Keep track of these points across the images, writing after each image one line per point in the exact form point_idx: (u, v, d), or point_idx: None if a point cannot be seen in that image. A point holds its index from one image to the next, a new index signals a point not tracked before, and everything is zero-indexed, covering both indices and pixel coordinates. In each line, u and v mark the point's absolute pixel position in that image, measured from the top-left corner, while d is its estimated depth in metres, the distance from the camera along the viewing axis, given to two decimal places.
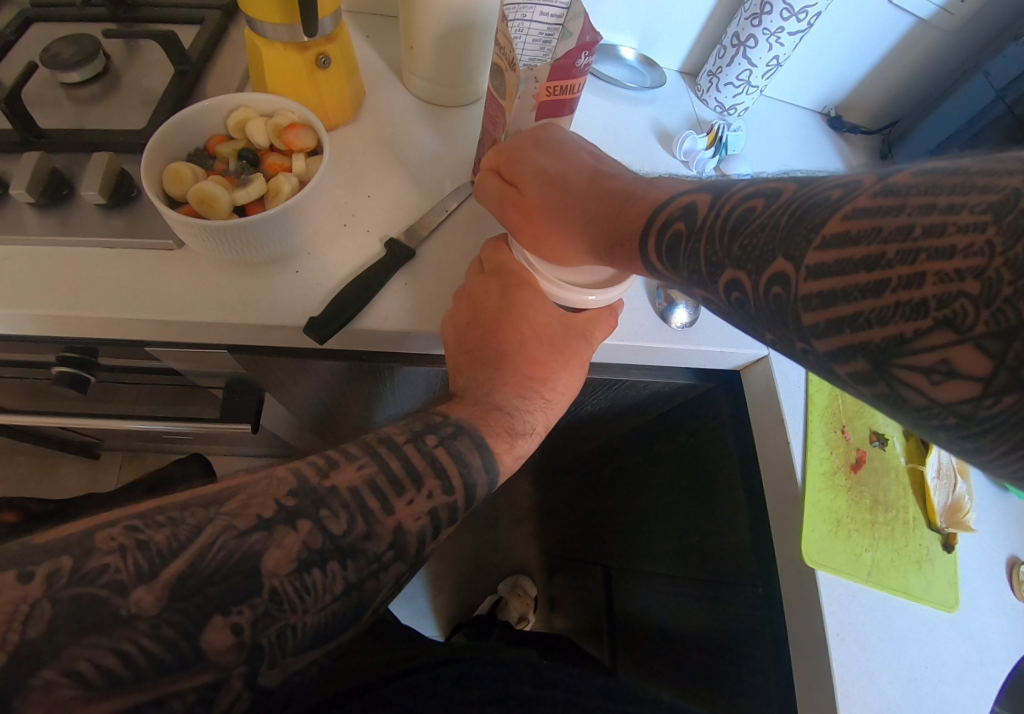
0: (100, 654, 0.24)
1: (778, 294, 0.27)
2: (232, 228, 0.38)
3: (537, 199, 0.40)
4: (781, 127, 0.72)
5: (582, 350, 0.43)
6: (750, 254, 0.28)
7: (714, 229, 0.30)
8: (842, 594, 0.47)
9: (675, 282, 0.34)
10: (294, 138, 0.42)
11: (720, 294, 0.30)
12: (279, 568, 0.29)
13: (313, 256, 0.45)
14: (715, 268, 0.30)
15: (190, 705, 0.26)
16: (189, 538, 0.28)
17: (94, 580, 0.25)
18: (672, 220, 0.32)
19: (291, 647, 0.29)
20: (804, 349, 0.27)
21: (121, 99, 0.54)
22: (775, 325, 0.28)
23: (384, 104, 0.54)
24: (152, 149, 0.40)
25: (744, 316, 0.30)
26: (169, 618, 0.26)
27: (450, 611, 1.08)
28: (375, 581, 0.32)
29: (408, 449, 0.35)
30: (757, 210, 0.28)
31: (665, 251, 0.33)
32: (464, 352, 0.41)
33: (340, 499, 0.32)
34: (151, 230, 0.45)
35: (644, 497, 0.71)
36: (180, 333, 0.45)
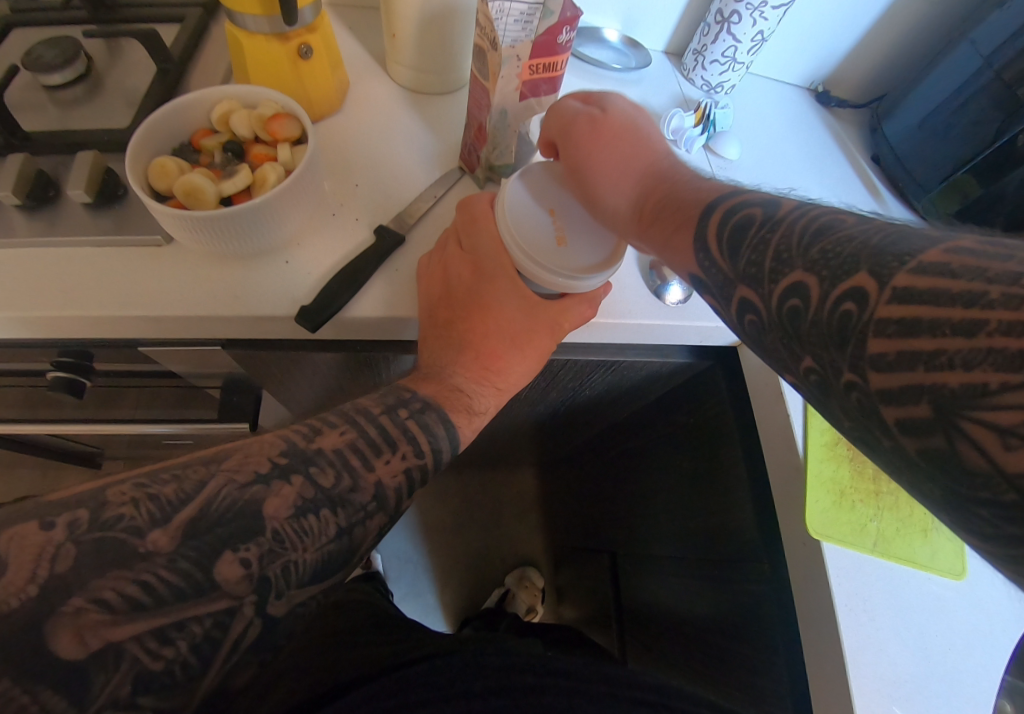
0: (122, 584, 0.26)
1: (848, 310, 0.24)
2: (222, 217, 0.38)
3: (610, 131, 0.42)
4: (769, 103, 0.71)
5: (547, 342, 0.43)
6: (829, 262, 0.26)
7: (793, 233, 0.28)
8: (849, 565, 0.46)
9: (725, 277, 0.31)
10: (280, 127, 0.41)
11: (772, 300, 0.28)
12: (279, 514, 0.31)
13: (302, 247, 0.44)
14: (784, 265, 0.28)
15: (208, 629, 0.27)
16: (195, 490, 0.29)
17: (112, 526, 0.26)
18: (744, 207, 0.31)
19: (295, 579, 0.31)
20: (848, 383, 0.25)
21: (105, 100, 0.54)
22: (820, 347, 0.26)
23: (369, 94, 0.54)
24: (136, 143, 0.40)
25: (792, 333, 0.27)
26: (185, 553, 0.27)
27: (458, 606, 1.08)
28: (362, 529, 0.34)
29: (382, 420, 0.37)
30: (843, 224, 0.27)
31: (728, 234, 0.31)
32: (435, 328, 0.42)
33: (326, 457, 0.34)
34: (141, 227, 0.44)
35: (646, 480, 0.70)
36: (172, 329, 0.44)
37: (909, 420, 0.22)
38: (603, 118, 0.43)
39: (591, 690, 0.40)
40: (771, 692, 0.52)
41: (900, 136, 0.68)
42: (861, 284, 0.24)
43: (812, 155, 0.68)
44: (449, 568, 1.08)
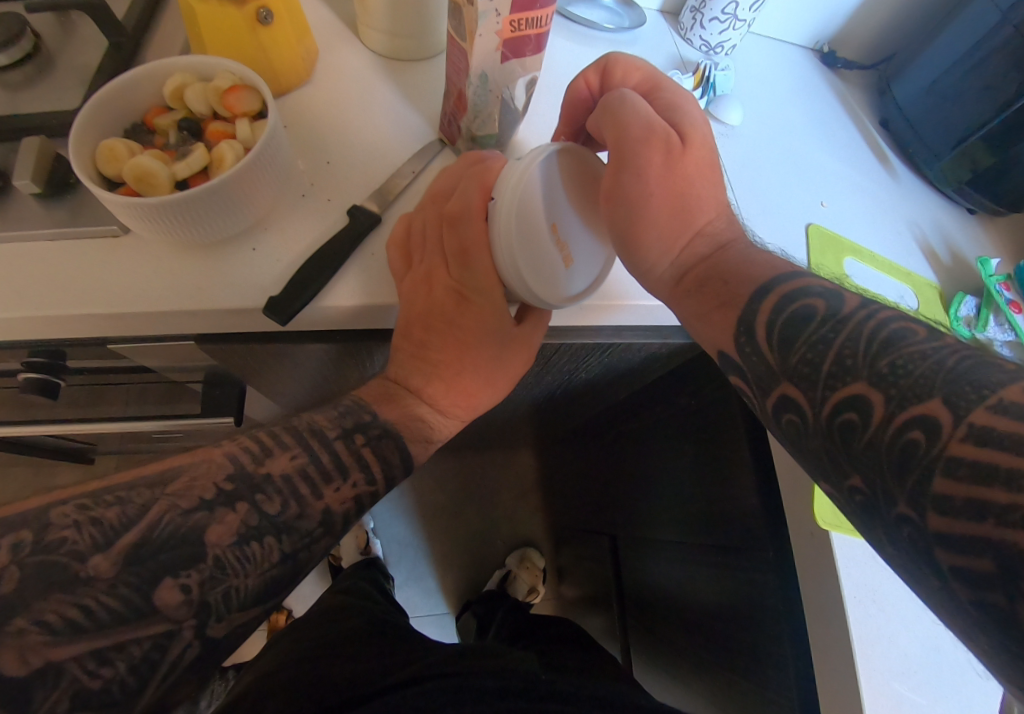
0: (64, 607, 0.26)
1: (916, 439, 0.25)
2: (181, 202, 0.35)
3: (684, 167, 0.37)
4: (772, 64, 0.67)
5: (511, 371, 0.42)
6: (897, 379, 0.27)
7: (860, 335, 0.29)
8: (858, 554, 0.44)
9: (772, 368, 0.32)
10: (236, 101, 0.38)
11: (823, 409, 0.29)
12: (222, 540, 0.31)
13: (270, 231, 0.41)
14: (846, 372, 0.29)
15: (145, 652, 0.28)
16: (138, 515, 0.29)
17: (55, 549, 0.27)
18: (809, 298, 0.32)
19: (236, 603, 0.31)
20: (900, 517, 0.25)
21: (58, 80, 0.49)
22: (874, 471, 0.26)
23: (341, 62, 0.49)
24: (81, 124, 0.37)
25: (842, 447, 0.28)
26: (125, 579, 0.28)
27: (460, 589, 1.07)
28: (307, 553, 0.34)
29: (336, 445, 0.36)
30: (912, 336, 0.28)
31: (785, 325, 0.32)
32: (408, 346, 0.40)
33: (275, 485, 0.34)
34: (97, 216, 0.41)
35: (646, 464, 0.68)
36: (137, 326, 0.41)
37: (968, 569, 0.23)
38: (682, 145, 0.37)
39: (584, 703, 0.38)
40: (776, 682, 0.51)
41: (910, 98, 0.64)
42: (930, 415, 0.25)
43: (819, 120, 0.64)
44: (450, 554, 1.07)
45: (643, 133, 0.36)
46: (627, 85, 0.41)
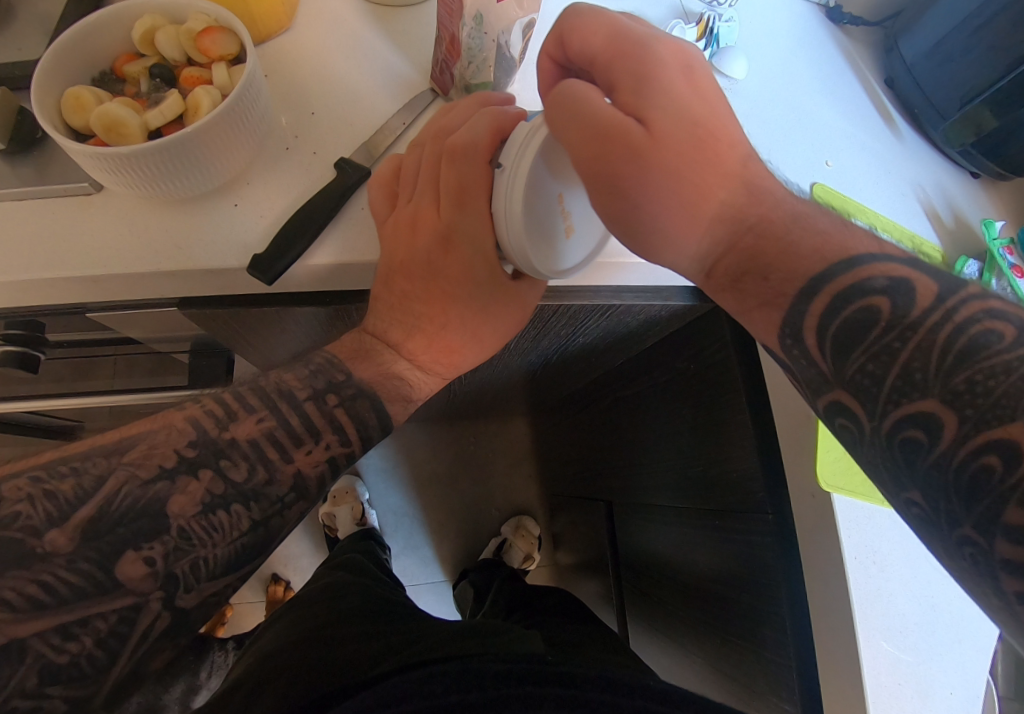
0: (23, 584, 0.26)
1: (989, 465, 0.24)
2: (153, 150, 0.32)
3: (665, 154, 0.32)
4: (777, 16, 0.64)
5: (503, 328, 0.40)
6: (975, 396, 0.25)
7: (931, 347, 0.27)
8: (860, 516, 0.44)
9: (825, 375, 0.31)
10: (212, 44, 0.35)
11: (883, 420, 0.28)
12: (185, 511, 0.30)
13: (252, 187, 0.39)
14: (913, 387, 0.27)
15: (113, 625, 0.28)
16: (94, 487, 0.29)
17: (7, 525, 0.27)
18: (873, 291, 0.29)
19: (205, 574, 0.30)
20: (962, 536, 0.25)
21: (18, 29, 0.46)
22: (940, 491, 0.26)
23: (322, 5, 0.46)
24: (44, 70, 0.34)
25: (902, 462, 0.27)
26: (84, 554, 0.27)
27: (456, 559, 1.07)
28: (279, 519, 0.33)
29: (307, 406, 0.35)
30: (996, 343, 0.25)
31: (843, 332, 0.29)
32: (388, 295, 0.37)
33: (240, 450, 0.32)
34: (66, 173, 0.39)
35: (643, 429, 0.67)
36: (114, 289, 0.39)
37: None
38: (650, 132, 0.32)
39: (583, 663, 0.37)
40: (773, 641, 0.51)
41: (914, 56, 0.62)
42: (1011, 439, 0.24)
43: (823, 75, 0.62)
44: (446, 525, 1.07)
45: (598, 139, 0.31)
46: (588, 49, 0.33)
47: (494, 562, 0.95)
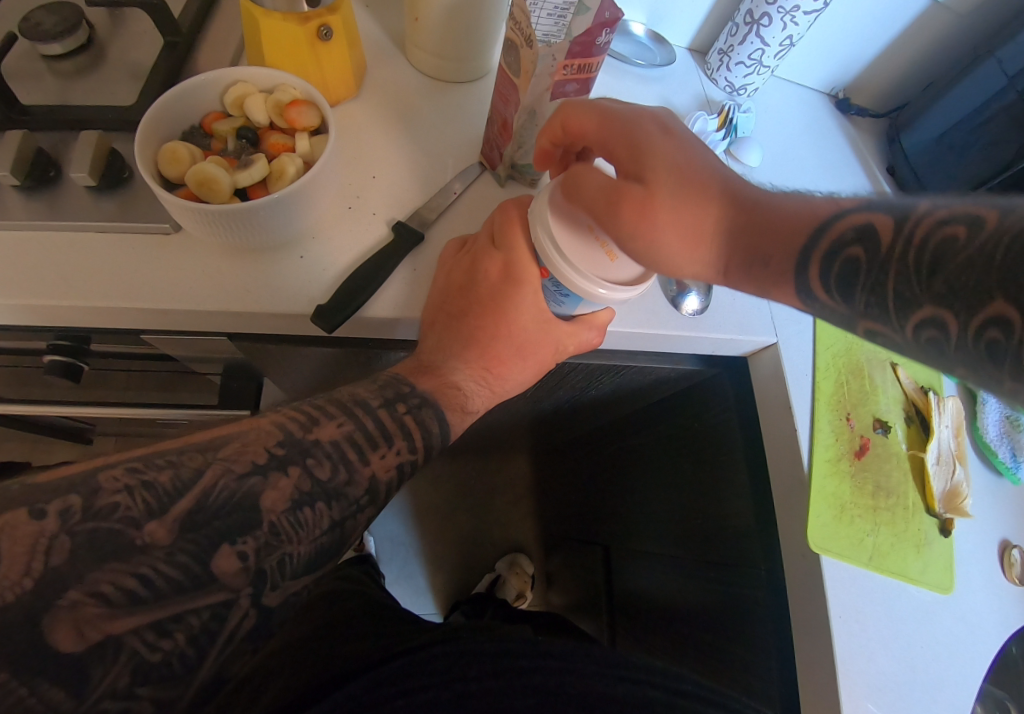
0: (120, 577, 0.25)
1: (994, 338, 0.25)
2: (243, 210, 0.37)
3: (670, 203, 0.33)
4: (790, 107, 0.70)
5: (546, 354, 0.43)
6: (957, 290, 0.26)
7: (907, 257, 0.28)
8: (845, 577, 0.47)
9: (846, 313, 0.33)
10: (298, 115, 0.40)
11: (907, 327, 0.29)
12: (276, 507, 0.31)
13: (317, 241, 0.43)
14: (909, 302, 0.29)
15: (205, 622, 0.27)
16: (192, 479, 0.29)
17: (108, 516, 0.26)
18: (845, 243, 0.31)
19: (290, 571, 0.30)
20: (1011, 390, 0.26)
21: (106, 73, 0.50)
22: (972, 366, 0.27)
23: (387, 79, 0.51)
24: (146, 126, 0.38)
25: (936, 356, 0.29)
26: (182, 547, 0.27)
27: (448, 589, 1.09)
28: (353, 521, 0.34)
29: (380, 413, 0.37)
30: (959, 241, 0.26)
31: (835, 280, 0.32)
32: (443, 316, 0.42)
33: (323, 449, 0.34)
34: (148, 214, 0.43)
35: (642, 479, 0.71)
36: (179, 321, 0.43)
37: None
38: (657, 194, 0.33)
39: (590, 674, 0.40)
40: (761, 691, 0.53)
41: (917, 149, 0.68)
42: (1002, 313, 0.25)
43: (830, 162, 0.67)
44: (440, 553, 1.09)
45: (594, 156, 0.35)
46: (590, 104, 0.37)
47: (488, 595, 0.97)
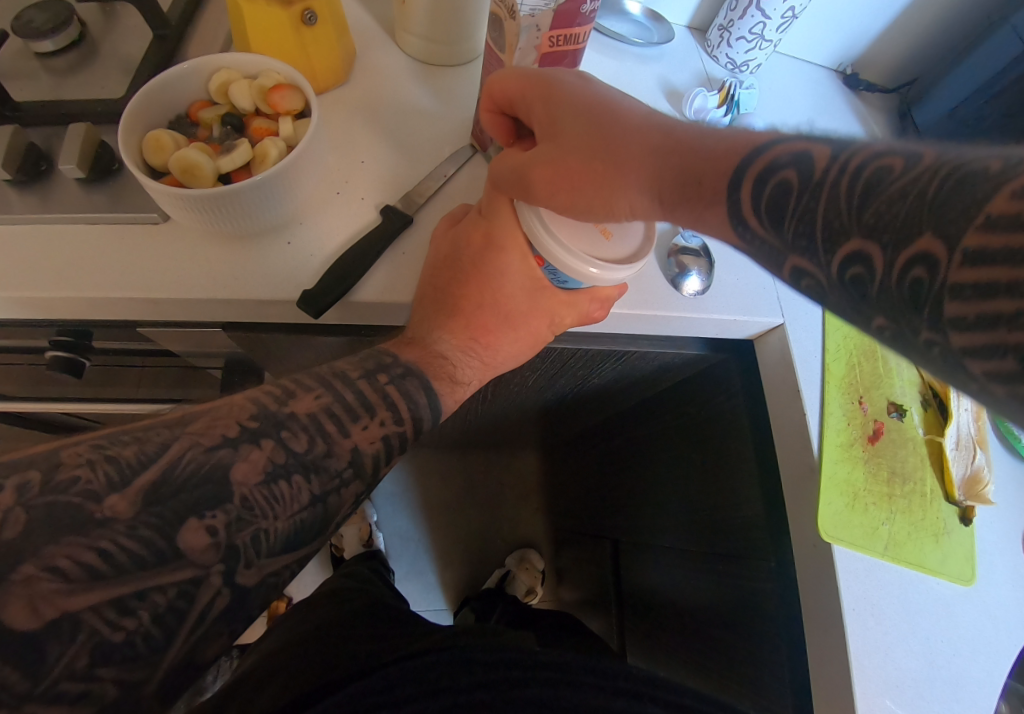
0: (78, 551, 0.25)
1: (919, 277, 0.22)
2: (225, 194, 0.36)
3: (571, 155, 0.34)
4: (797, 84, 0.68)
5: (536, 325, 0.43)
6: (887, 223, 0.23)
7: (839, 187, 0.25)
8: (859, 568, 0.45)
9: (775, 247, 0.28)
10: (281, 99, 0.39)
11: (829, 267, 0.25)
12: (248, 479, 0.30)
13: (305, 226, 0.43)
14: (839, 233, 0.25)
15: (172, 600, 0.26)
16: (157, 452, 0.28)
17: (66, 490, 0.25)
18: (778, 168, 0.27)
19: (266, 548, 0.30)
20: (928, 341, 0.22)
21: (98, 68, 0.50)
22: (893, 311, 0.23)
23: (377, 65, 0.51)
24: (129, 115, 0.38)
25: (857, 299, 0.25)
26: (146, 520, 0.26)
27: (458, 586, 1.08)
28: (337, 497, 0.34)
29: (360, 384, 0.36)
30: (894, 171, 0.23)
31: (767, 205, 0.27)
32: (430, 288, 0.40)
33: (299, 422, 0.33)
34: (135, 204, 0.43)
35: (650, 469, 0.69)
36: (169, 311, 0.43)
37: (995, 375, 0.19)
38: (555, 150, 0.35)
39: None
40: (772, 688, 0.51)
41: (930, 123, 0.66)
42: (930, 247, 0.21)
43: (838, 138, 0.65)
44: (451, 549, 1.08)
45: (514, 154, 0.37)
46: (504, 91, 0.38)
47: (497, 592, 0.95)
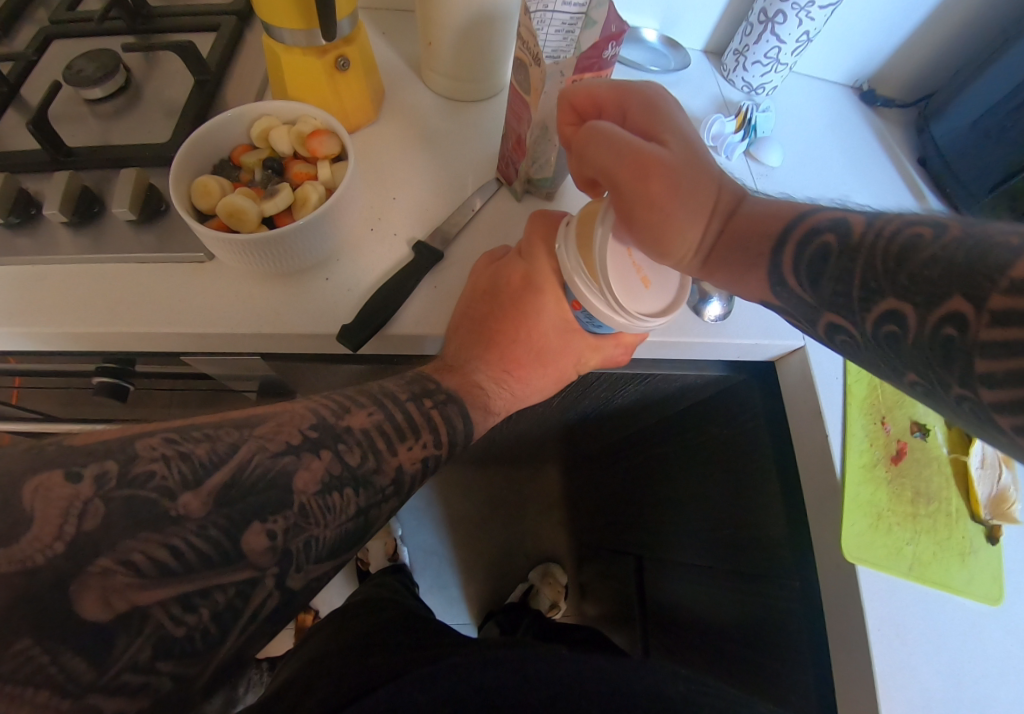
0: (152, 547, 0.26)
1: (950, 334, 0.24)
2: (270, 239, 0.39)
3: (688, 167, 0.34)
4: (812, 104, 0.68)
5: (566, 363, 0.44)
6: (921, 286, 0.26)
7: (875, 253, 0.28)
8: (883, 589, 0.45)
9: (808, 303, 0.32)
10: (320, 145, 0.41)
11: (865, 322, 0.29)
12: (308, 488, 0.31)
13: (344, 262, 0.45)
14: (873, 293, 0.28)
15: (230, 599, 0.28)
16: (227, 453, 0.30)
17: (143, 484, 0.27)
18: (818, 232, 0.31)
19: (314, 554, 0.31)
20: (959, 396, 0.25)
21: (144, 112, 0.53)
22: (923, 364, 0.26)
23: (404, 103, 0.53)
24: (180, 163, 0.41)
25: (888, 353, 0.28)
26: (215, 521, 0.28)
27: (481, 599, 1.09)
28: (378, 510, 0.35)
29: (409, 405, 0.38)
30: (925, 239, 0.26)
31: (808, 265, 0.31)
32: (468, 322, 0.42)
33: (354, 436, 0.35)
34: (184, 244, 0.45)
35: (672, 488, 0.70)
36: (213, 344, 0.45)
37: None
38: (666, 163, 0.34)
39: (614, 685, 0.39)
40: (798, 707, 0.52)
41: (947, 138, 0.65)
42: (958, 306, 0.24)
43: (855, 156, 0.66)
44: (474, 563, 1.10)
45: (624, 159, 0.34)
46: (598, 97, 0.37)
47: (519, 606, 0.96)
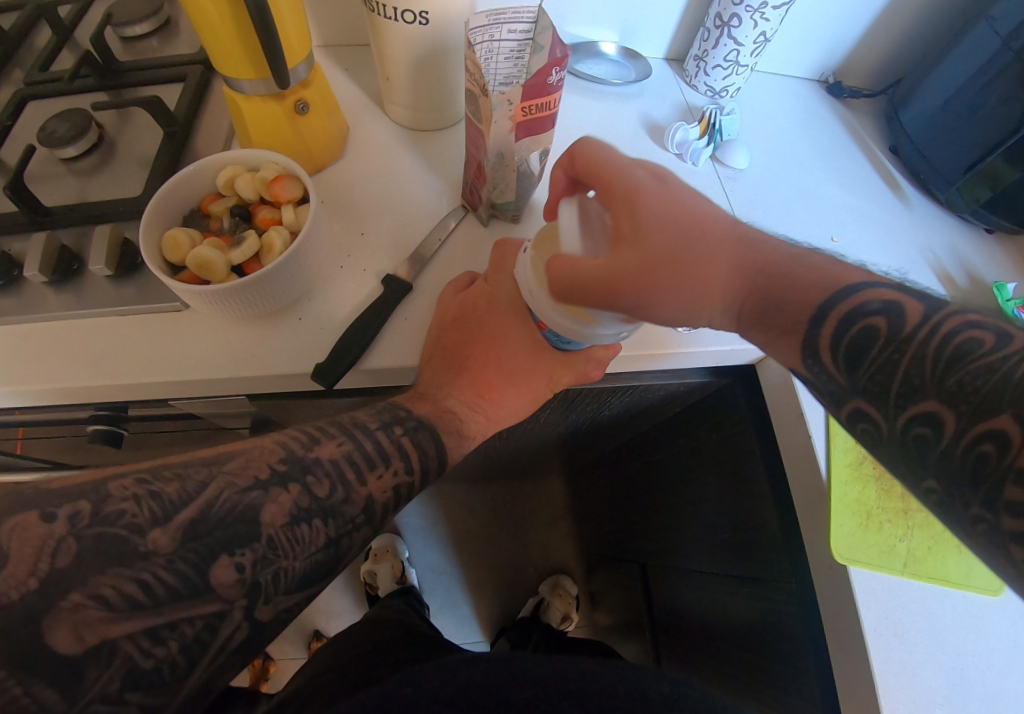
0: (121, 582, 0.27)
1: (987, 451, 0.28)
2: (243, 285, 0.39)
3: (655, 260, 0.35)
4: (777, 101, 0.69)
5: (540, 384, 0.44)
6: (966, 395, 0.29)
7: (924, 355, 0.31)
8: (878, 588, 0.45)
9: (839, 385, 0.34)
10: (281, 190, 0.43)
11: (897, 419, 0.32)
12: (276, 521, 0.32)
13: (316, 300, 0.46)
14: (915, 391, 0.31)
15: (198, 631, 0.28)
16: (196, 490, 0.30)
17: (113, 521, 0.28)
18: (871, 313, 0.33)
19: (283, 586, 0.32)
20: (976, 515, 0.29)
21: (119, 167, 0.54)
22: (949, 476, 0.30)
23: (369, 137, 0.54)
24: (149, 218, 0.41)
25: (915, 457, 0.31)
26: (183, 555, 0.28)
27: (493, 615, 1.09)
28: (349, 540, 0.35)
29: (378, 434, 0.38)
30: (980, 347, 0.29)
31: (849, 343, 0.33)
32: (439, 351, 0.43)
33: (323, 467, 0.35)
34: (161, 294, 0.46)
35: (669, 495, 0.70)
36: (196, 390, 0.46)
37: None
38: (644, 253, 0.35)
39: None
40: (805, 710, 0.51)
41: (915, 123, 0.64)
42: (1002, 429, 0.28)
43: (823, 148, 0.66)
44: (484, 579, 1.10)
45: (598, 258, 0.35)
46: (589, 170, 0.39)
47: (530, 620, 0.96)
